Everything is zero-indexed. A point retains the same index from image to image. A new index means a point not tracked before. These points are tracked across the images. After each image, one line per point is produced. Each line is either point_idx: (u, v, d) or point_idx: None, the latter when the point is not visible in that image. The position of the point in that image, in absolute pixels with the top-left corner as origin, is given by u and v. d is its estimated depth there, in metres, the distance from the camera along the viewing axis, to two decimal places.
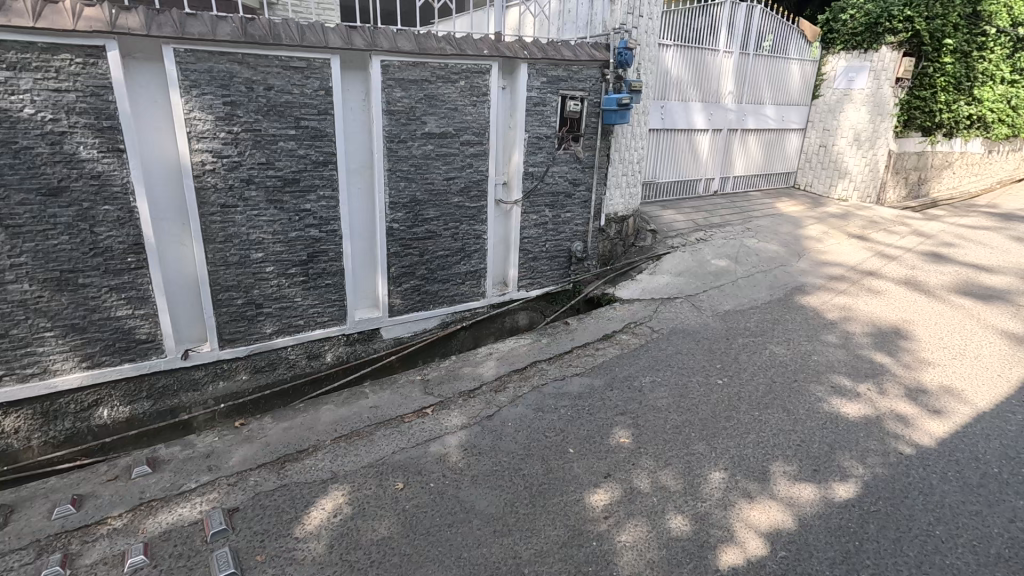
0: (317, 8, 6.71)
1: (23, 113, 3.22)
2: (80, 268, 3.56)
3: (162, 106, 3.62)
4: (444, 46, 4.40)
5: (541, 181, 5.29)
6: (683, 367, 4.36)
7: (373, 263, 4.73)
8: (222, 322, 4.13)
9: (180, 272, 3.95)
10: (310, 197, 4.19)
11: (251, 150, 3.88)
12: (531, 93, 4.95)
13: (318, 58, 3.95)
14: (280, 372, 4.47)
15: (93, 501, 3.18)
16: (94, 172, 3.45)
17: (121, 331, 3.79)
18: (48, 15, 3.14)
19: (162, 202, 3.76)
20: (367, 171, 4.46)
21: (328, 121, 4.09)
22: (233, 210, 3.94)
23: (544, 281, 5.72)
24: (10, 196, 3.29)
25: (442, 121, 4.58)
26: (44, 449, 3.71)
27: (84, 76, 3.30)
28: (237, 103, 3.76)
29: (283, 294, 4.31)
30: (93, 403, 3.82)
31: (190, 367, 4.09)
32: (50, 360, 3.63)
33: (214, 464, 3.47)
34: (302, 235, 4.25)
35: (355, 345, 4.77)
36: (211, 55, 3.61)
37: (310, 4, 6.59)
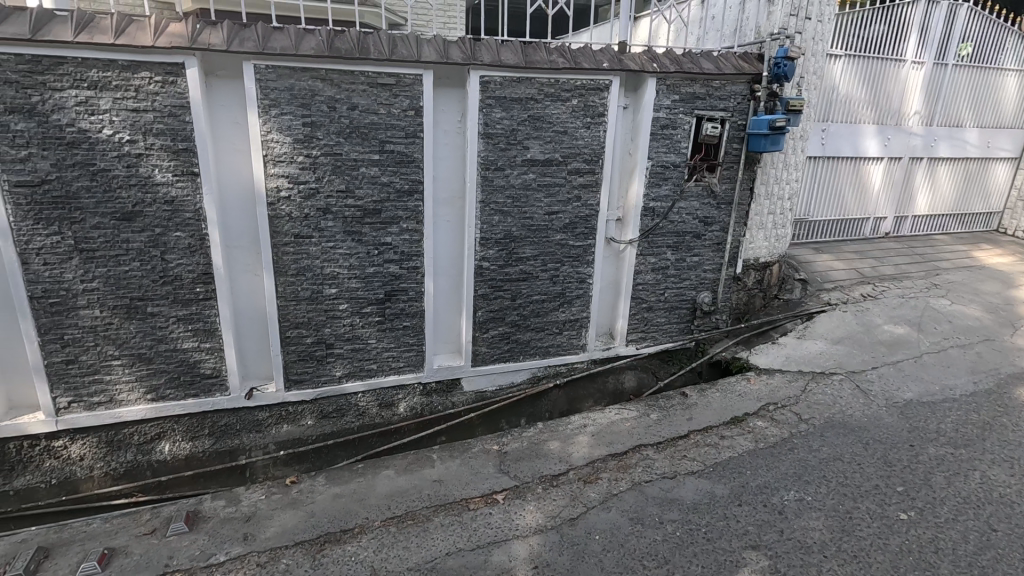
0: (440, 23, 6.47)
1: (102, 134, 3.06)
2: (149, 296, 3.36)
3: (242, 127, 3.34)
4: (554, 58, 3.71)
5: (665, 217, 4.38)
6: (846, 482, 3.18)
7: (458, 305, 4.15)
8: (289, 362, 3.77)
9: (251, 304, 3.66)
10: (392, 229, 3.71)
11: (330, 175, 3.48)
12: (659, 113, 4.09)
13: (408, 74, 3.46)
14: (348, 420, 4.02)
15: (121, 561, 2.90)
16: (168, 197, 3.23)
17: (187, 364, 3.55)
18: (131, 32, 2.95)
19: (236, 230, 3.49)
20: (457, 201, 3.91)
21: (416, 145, 3.60)
22: (308, 240, 3.56)
23: (660, 336, 4.77)
24: (86, 219, 3.14)
25: (548, 145, 3.90)
26: (105, 480, 3.55)
27: (163, 94, 3.08)
28: (318, 124, 3.37)
29: (356, 334, 3.87)
30: (155, 436, 3.61)
31: (254, 407, 3.77)
32: (116, 390, 3.46)
33: (250, 533, 3.06)
34: (380, 271, 3.78)
35: (432, 396, 4.20)
36: (293, 71, 3.26)
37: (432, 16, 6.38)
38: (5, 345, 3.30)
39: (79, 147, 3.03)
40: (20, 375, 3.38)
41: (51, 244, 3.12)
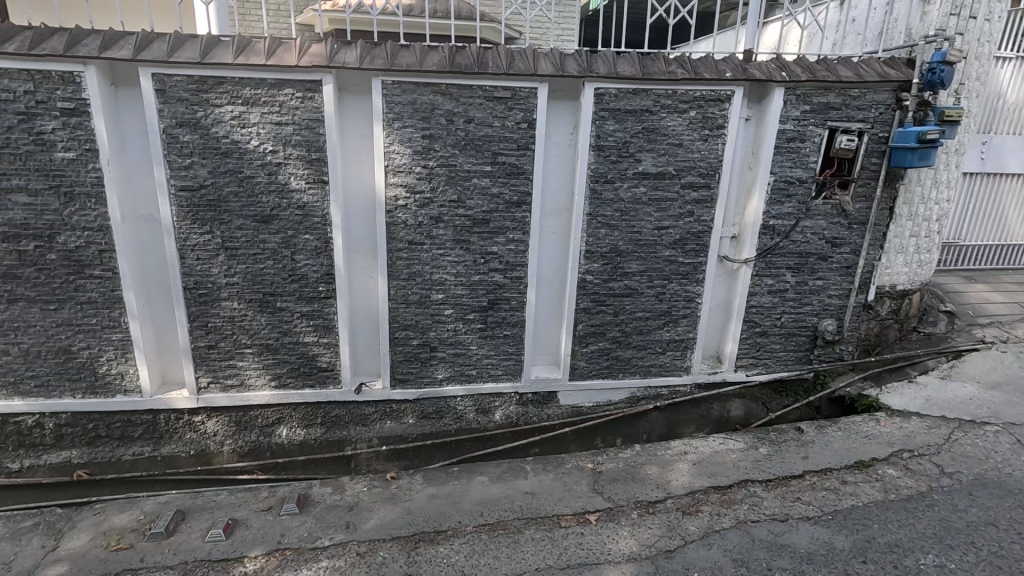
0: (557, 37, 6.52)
1: (250, 145, 3.40)
2: (279, 292, 3.68)
3: (367, 139, 3.57)
4: (673, 68, 3.58)
5: (786, 237, 4.05)
6: (1001, 553, 2.73)
7: (559, 317, 4.13)
8: (396, 361, 3.95)
9: (365, 304, 3.88)
10: (498, 239, 3.78)
11: (444, 186, 3.62)
12: (786, 125, 3.80)
13: (524, 87, 3.51)
14: (446, 423, 4.14)
15: (242, 532, 3.22)
16: (300, 203, 3.53)
17: (306, 356, 3.84)
18: (280, 53, 3.26)
19: (356, 234, 3.73)
20: (564, 213, 3.90)
21: (527, 157, 3.64)
22: (420, 247, 3.72)
23: (773, 364, 4.43)
24: (232, 221, 3.51)
25: (661, 158, 3.77)
26: (232, 456, 3.93)
27: (303, 109, 3.37)
28: (436, 136, 3.52)
29: (459, 339, 3.97)
30: (276, 420, 3.94)
31: (362, 402, 3.99)
32: (247, 375, 3.82)
33: (352, 522, 3.26)
34: (485, 279, 3.85)
35: (528, 406, 4.20)
36: (416, 87, 3.42)
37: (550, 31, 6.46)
38: (163, 328, 3.77)
39: (231, 156, 3.40)
40: (172, 355, 3.84)
41: (204, 242, 3.51)
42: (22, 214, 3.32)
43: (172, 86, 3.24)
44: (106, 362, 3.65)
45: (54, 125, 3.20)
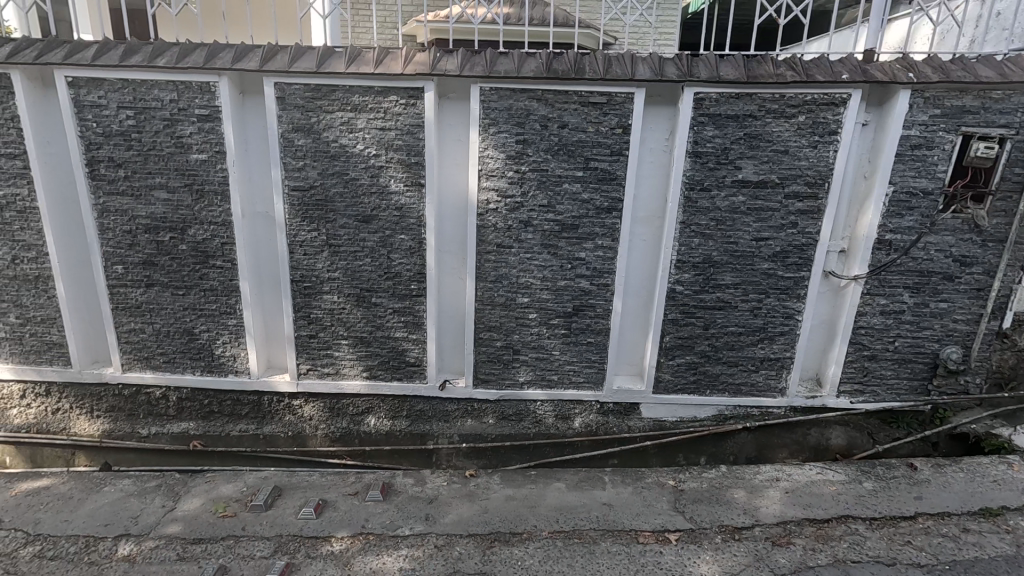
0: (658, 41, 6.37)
1: (356, 148, 3.61)
2: (374, 288, 3.87)
3: (463, 143, 3.68)
4: (782, 71, 3.38)
5: (905, 253, 3.69)
6: None
7: (645, 327, 4.02)
8: (479, 361, 4.02)
9: (453, 304, 4.00)
10: (587, 245, 3.75)
11: (535, 190, 3.65)
12: (910, 131, 3.47)
13: (621, 92, 3.46)
14: (525, 426, 4.15)
15: (331, 513, 3.46)
16: (398, 204, 3.70)
17: (396, 351, 4.01)
18: (387, 62, 3.44)
19: (448, 236, 3.85)
20: (656, 220, 3.79)
21: (620, 163, 3.59)
22: (508, 250, 3.77)
23: (883, 392, 4.04)
24: (336, 219, 3.74)
25: (764, 165, 3.57)
26: (324, 440, 4.18)
27: (405, 115, 3.54)
28: (530, 141, 3.56)
29: (542, 343, 3.97)
30: (366, 409, 4.14)
31: (445, 399, 4.10)
32: (341, 364, 4.05)
33: (431, 515, 3.41)
34: (571, 285, 3.83)
35: (609, 416, 4.12)
36: (512, 92, 3.48)
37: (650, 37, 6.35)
38: (271, 317, 4.08)
39: (338, 159, 3.63)
40: (278, 341, 4.15)
41: (311, 239, 3.78)
42: (162, 208, 3.73)
43: (291, 94, 3.51)
44: (222, 345, 4.02)
45: (192, 129, 3.57)
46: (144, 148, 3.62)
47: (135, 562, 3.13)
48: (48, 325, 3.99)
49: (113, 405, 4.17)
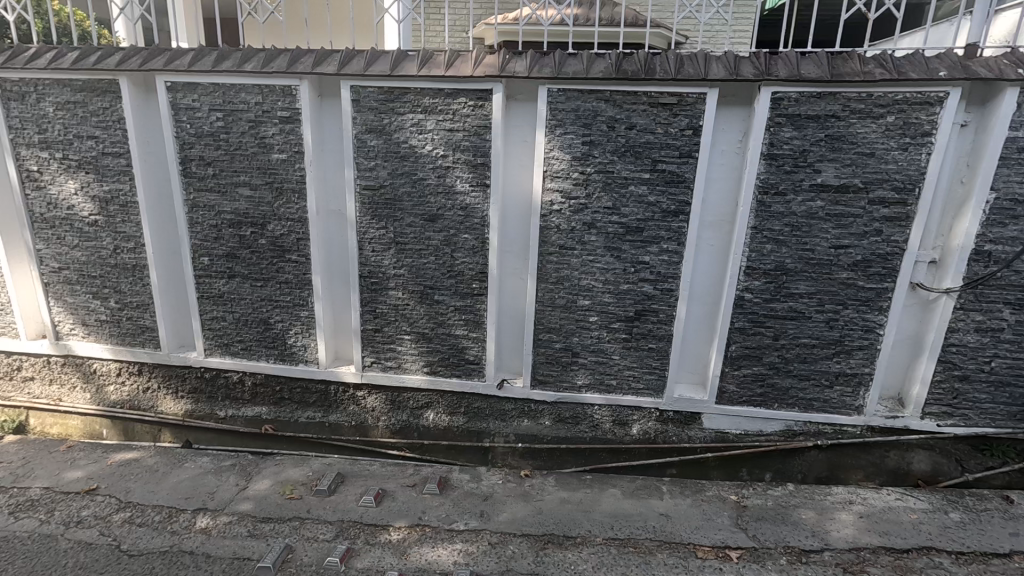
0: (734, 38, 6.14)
1: (424, 149, 3.70)
2: (438, 286, 3.96)
3: (528, 145, 3.70)
4: (871, 68, 3.16)
5: (1006, 266, 3.38)
6: None
7: (710, 335, 3.90)
8: (538, 362, 4.02)
9: (513, 304, 4.02)
10: (651, 249, 3.67)
11: (600, 192, 3.61)
12: (1016, 133, 3.18)
13: (692, 93, 3.37)
14: (582, 429, 4.10)
15: (389, 502, 3.60)
16: (463, 204, 3.76)
17: (456, 348, 4.07)
18: (457, 65, 3.51)
19: (511, 236, 3.88)
20: (725, 225, 3.66)
21: (689, 165, 3.49)
22: (570, 252, 3.75)
23: (975, 416, 3.72)
24: (404, 218, 3.85)
25: (846, 169, 3.37)
26: (385, 432, 4.31)
27: (473, 116, 3.60)
28: (596, 143, 3.53)
29: (601, 347, 3.92)
30: (425, 404, 4.23)
31: (502, 398, 4.12)
32: (404, 359, 4.15)
33: (485, 511, 3.50)
34: (634, 289, 3.77)
35: (668, 425, 4.01)
36: (580, 93, 3.46)
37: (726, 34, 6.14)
38: (340, 310, 4.25)
39: (408, 159, 3.73)
40: (345, 334, 4.32)
41: (379, 236, 3.90)
42: (244, 204, 3.97)
43: (366, 96, 3.65)
44: (294, 335, 4.23)
45: (274, 130, 3.79)
46: (231, 148, 3.87)
47: (211, 534, 3.34)
48: (143, 311, 4.34)
49: (196, 386, 4.48)
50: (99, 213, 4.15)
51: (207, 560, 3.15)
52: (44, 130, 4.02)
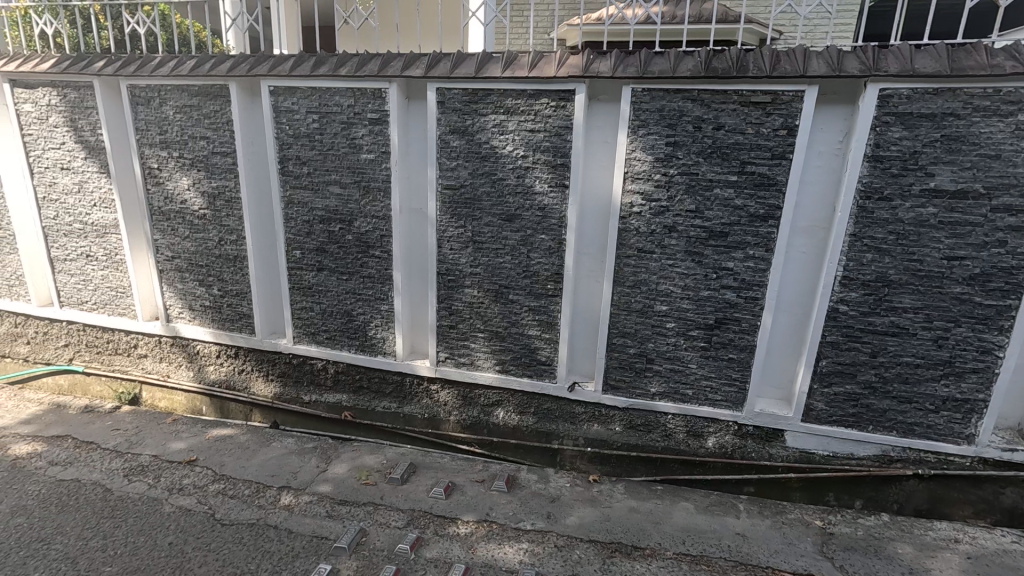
0: (837, 30, 5.74)
1: (505, 150, 3.74)
2: (513, 286, 3.98)
3: (610, 146, 3.65)
4: (999, 60, 2.85)
5: None
6: None
7: (798, 348, 3.67)
8: (611, 367, 3.95)
9: (588, 306, 3.98)
10: (736, 255, 3.51)
11: (683, 195, 3.49)
12: None
13: (788, 91, 3.19)
14: (654, 438, 3.98)
15: (459, 496, 3.68)
16: (541, 205, 3.77)
17: (528, 348, 4.08)
18: (541, 66, 3.51)
19: (588, 238, 3.85)
20: (819, 231, 3.44)
21: (781, 167, 3.30)
22: (649, 256, 3.66)
23: None
24: (482, 218, 3.91)
25: (964, 173, 3.06)
26: (456, 426, 4.40)
27: (554, 117, 3.60)
28: (681, 144, 3.42)
29: (678, 354, 3.79)
30: (496, 402, 4.28)
31: (573, 400, 4.09)
32: (477, 356, 4.21)
33: (552, 513, 3.51)
34: (715, 296, 3.61)
35: (747, 440, 3.82)
36: (666, 93, 3.37)
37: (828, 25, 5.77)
38: (418, 305, 4.38)
39: (488, 159, 3.78)
40: (422, 329, 4.45)
41: (458, 235, 3.99)
42: (334, 202, 4.19)
43: (451, 98, 3.74)
44: (375, 328, 4.41)
45: (364, 132, 3.97)
46: (324, 148, 4.09)
47: (293, 511, 3.55)
48: (241, 299, 4.69)
49: (284, 371, 4.78)
50: (207, 208, 4.52)
51: (289, 535, 3.35)
52: (164, 131, 4.43)
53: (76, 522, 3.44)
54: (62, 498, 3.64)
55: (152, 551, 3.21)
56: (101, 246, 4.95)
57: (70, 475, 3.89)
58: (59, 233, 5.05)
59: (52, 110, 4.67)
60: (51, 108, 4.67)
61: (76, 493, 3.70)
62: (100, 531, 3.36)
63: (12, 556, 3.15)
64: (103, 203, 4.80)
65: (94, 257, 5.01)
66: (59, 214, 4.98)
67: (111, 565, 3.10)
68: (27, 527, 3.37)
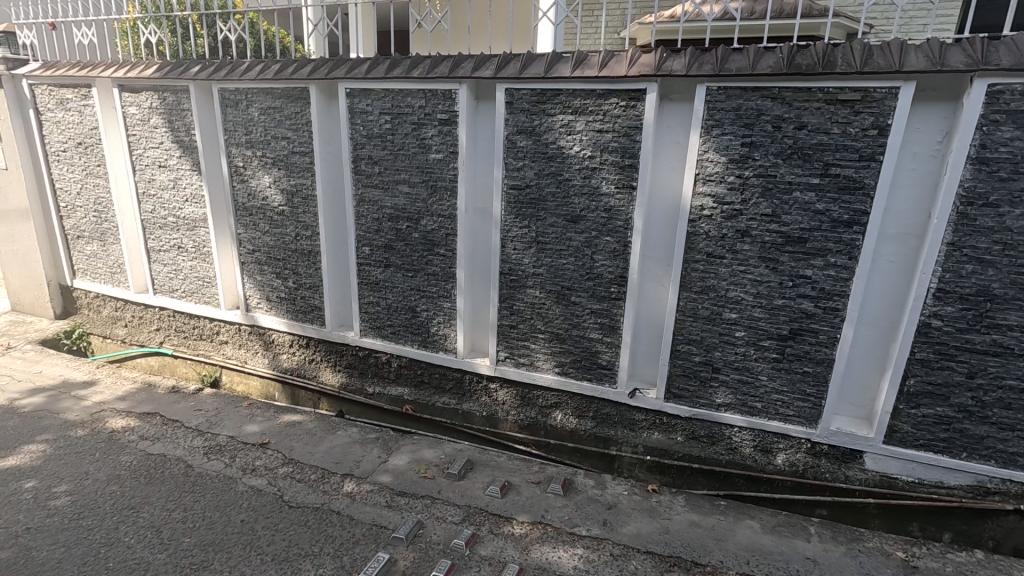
0: (939, 19, 5.34)
1: (572, 151, 3.71)
2: (575, 288, 3.94)
3: (681, 146, 3.53)
4: None
5: None
6: None
7: (882, 364, 3.41)
8: (674, 374, 3.83)
9: (652, 311, 3.88)
10: (815, 262, 3.31)
11: (758, 198, 3.33)
12: None
13: (881, 88, 2.97)
14: (718, 451, 3.83)
15: (515, 495, 3.69)
16: (607, 206, 3.70)
17: (589, 351, 4.02)
18: (611, 65, 3.45)
19: (655, 241, 3.75)
20: (911, 239, 3.18)
21: (869, 170, 3.08)
22: (719, 261, 3.51)
23: None
24: (546, 218, 3.89)
25: None
26: (514, 426, 4.41)
27: (624, 117, 3.53)
28: (758, 145, 3.26)
29: (747, 365, 3.62)
30: (554, 403, 4.25)
31: (633, 407, 3.99)
32: (536, 357, 4.20)
33: (609, 521, 3.44)
34: (791, 305, 3.42)
35: (821, 459, 3.60)
36: (744, 91, 3.22)
37: (929, 14, 5.37)
38: (480, 304, 4.42)
39: (555, 160, 3.76)
40: (483, 327, 4.49)
41: (521, 235, 3.99)
42: (403, 200, 4.31)
43: (519, 98, 3.75)
44: (437, 324, 4.49)
45: (433, 132, 4.05)
46: (395, 148, 4.21)
47: (355, 499, 3.68)
48: (314, 292, 4.91)
49: (350, 362, 4.96)
50: (285, 204, 4.77)
51: (350, 522, 3.46)
52: (250, 132, 4.71)
53: (161, 493, 3.71)
54: (150, 471, 3.94)
55: (226, 527, 3.41)
56: (190, 238, 5.33)
57: (158, 449, 4.21)
58: (155, 225, 5.47)
59: (153, 112, 5.07)
60: (152, 110, 5.07)
61: (162, 467, 4.00)
62: (181, 504, 3.61)
63: (106, 520, 3.44)
64: (194, 198, 5.16)
65: (184, 249, 5.40)
66: (155, 208, 5.40)
67: (190, 537, 3.32)
68: (120, 495, 3.68)
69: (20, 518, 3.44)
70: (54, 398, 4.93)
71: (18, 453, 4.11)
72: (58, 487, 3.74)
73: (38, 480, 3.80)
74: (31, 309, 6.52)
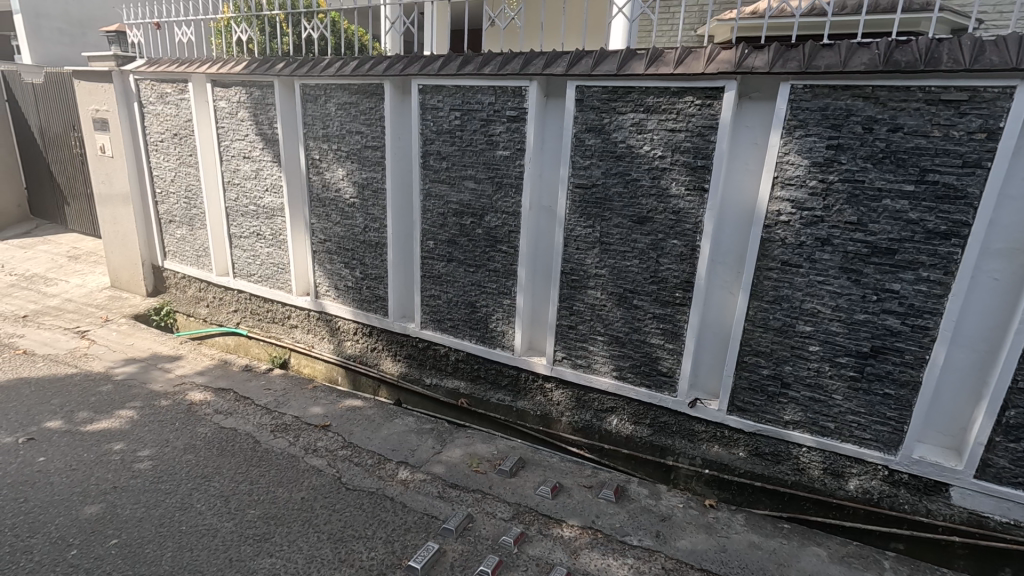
0: None
1: (642, 150, 3.61)
2: (639, 290, 3.83)
3: (759, 148, 3.37)
4: None
5: None
6: None
7: (977, 390, 3.12)
8: (739, 386, 3.66)
9: (719, 319, 3.73)
10: (904, 276, 3.06)
11: (842, 204, 3.12)
12: None
13: (992, 88, 2.70)
14: (784, 470, 3.62)
15: (566, 497, 3.65)
16: (676, 208, 3.58)
17: (650, 356, 3.91)
18: (688, 61, 3.32)
19: (725, 246, 3.60)
20: (1021, 255, 2.87)
21: (973, 177, 2.81)
22: (795, 269, 3.32)
23: None
24: (612, 219, 3.81)
25: None
26: (568, 427, 4.35)
27: (698, 116, 3.40)
28: (845, 147, 3.05)
29: (821, 382, 3.40)
30: (611, 407, 4.16)
31: (693, 417, 3.85)
32: (595, 359, 4.13)
33: (662, 533, 3.34)
34: (873, 321, 3.19)
35: (898, 489, 3.33)
36: (832, 90, 3.02)
37: None
38: (539, 302, 4.40)
39: (623, 159, 3.68)
40: (541, 325, 4.46)
41: (585, 235, 3.93)
42: (468, 196, 4.35)
43: (589, 96, 3.69)
44: (496, 321, 4.51)
45: (501, 129, 4.06)
46: (463, 144, 4.26)
47: (407, 487, 3.76)
48: (379, 282, 5.06)
49: (410, 353, 5.08)
50: (356, 196, 4.94)
51: (403, 509, 3.54)
52: (327, 126, 4.90)
53: (231, 465, 3.94)
54: (222, 443, 4.19)
55: (288, 502, 3.57)
56: (268, 226, 5.62)
57: (229, 423, 4.47)
58: (237, 213, 5.81)
59: (241, 106, 5.38)
60: (240, 105, 5.38)
61: (233, 441, 4.24)
62: (248, 477, 3.81)
63: (182, 486, 3.69)
64: (274, 188, 5.44)
65: (262, 236, 5.70)
66: (238, 197, 5.73)
67: (255, 509, 3.50)
68: (195, 463, 3.93)
69: (109, 476, 3.75)
70: (143, 368, 5.35)
71: (110, 417, 4.48)
72: (142, 451, 4.04)
73: (125, 444, 4.13)
74: (127, 286, 7.10)
